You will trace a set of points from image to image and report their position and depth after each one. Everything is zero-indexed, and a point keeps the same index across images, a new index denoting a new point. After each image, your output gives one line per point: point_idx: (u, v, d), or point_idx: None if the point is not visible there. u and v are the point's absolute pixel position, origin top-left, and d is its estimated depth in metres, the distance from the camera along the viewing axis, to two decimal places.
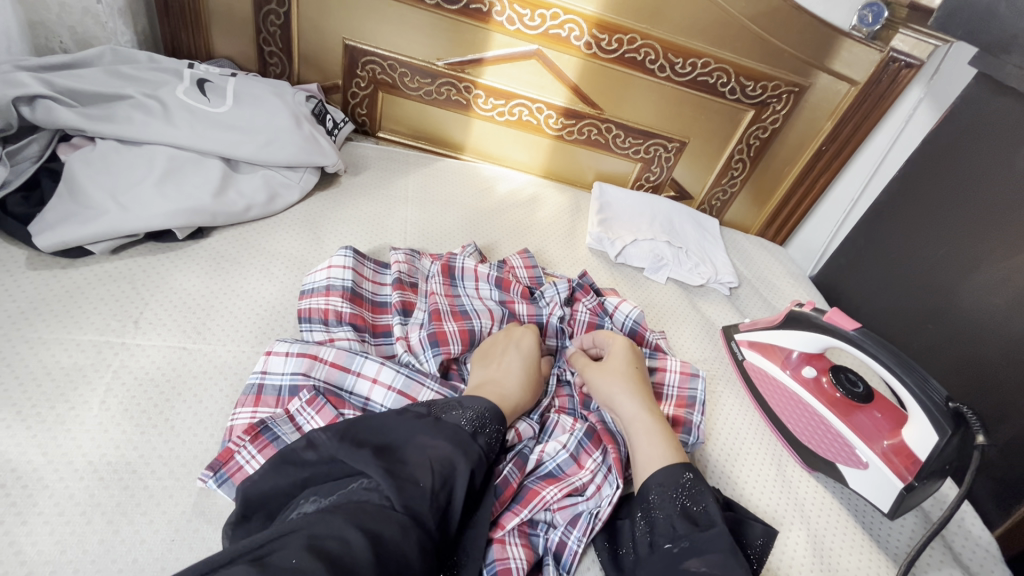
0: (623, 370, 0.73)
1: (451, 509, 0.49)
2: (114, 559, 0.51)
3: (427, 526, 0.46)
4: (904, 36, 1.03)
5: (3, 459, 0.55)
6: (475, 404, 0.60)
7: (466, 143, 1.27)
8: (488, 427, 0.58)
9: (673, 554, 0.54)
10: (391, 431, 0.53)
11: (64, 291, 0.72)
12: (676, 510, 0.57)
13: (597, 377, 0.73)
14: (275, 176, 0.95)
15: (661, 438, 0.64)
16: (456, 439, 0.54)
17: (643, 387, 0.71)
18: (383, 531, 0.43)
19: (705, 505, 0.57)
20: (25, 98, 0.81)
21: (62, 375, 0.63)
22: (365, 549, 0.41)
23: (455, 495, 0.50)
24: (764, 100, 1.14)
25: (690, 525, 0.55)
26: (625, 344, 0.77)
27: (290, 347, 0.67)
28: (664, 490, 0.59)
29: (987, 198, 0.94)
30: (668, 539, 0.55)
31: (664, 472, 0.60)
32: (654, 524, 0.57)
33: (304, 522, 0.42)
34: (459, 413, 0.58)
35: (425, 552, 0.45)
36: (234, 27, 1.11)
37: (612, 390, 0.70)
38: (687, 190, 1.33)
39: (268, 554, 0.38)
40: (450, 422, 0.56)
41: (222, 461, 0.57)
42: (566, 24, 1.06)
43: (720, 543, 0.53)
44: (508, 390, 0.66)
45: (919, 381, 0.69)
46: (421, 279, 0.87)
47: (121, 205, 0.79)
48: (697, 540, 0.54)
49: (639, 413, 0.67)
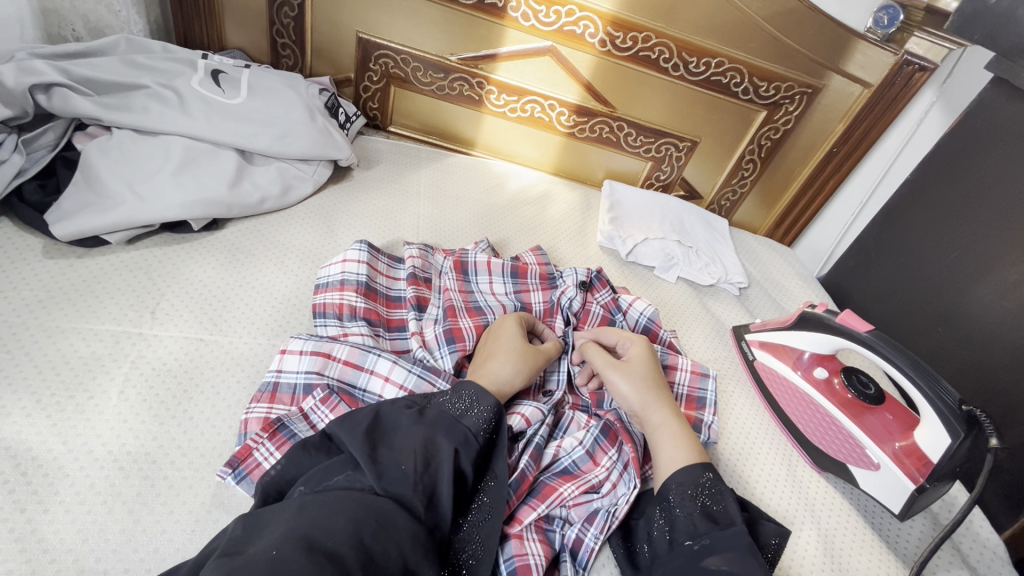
0: (646, 375, 0.71)
1: (438, 491, 0.49)
2: (135, 548, 0.51)
3: (414, 510, 0.46)
4: (919, 39, 1.03)
5: (24, 447, 0.55)
6: (461, 388, 0.59)
7: (477, 139, 1.27)
8: (477, 407, 0.57)
9: (693, 552, 0.54)
10: (382, 419, 0.53)
11: (81, 280, 0.72)
12: (696, 510, 0.57)
13: (624, 380, 0.70)
14: (289, 168, 0.95)
15: (687, 442, 0.64)
16: (439, 424, 0.54)
17: (664, 393, 0.70)
18: (365, 516, 0.43)
19: (725, 506, 0.58)
20: (42, 86, 0.81)
21: (81, 364, 0.63)
22: (346, 533, 0.41)
23: (440, 477, 0.49)
24: (778, 101, 1.14)
25: (710, 524, 0.56)
26: (646, 346, 0.75)
27: (304, 345, 0.65)
28: (683, 490, 0.59)
29: (1002, 203, 0.94)
30: (688, 536, 0.55)
31: (686, 471, 0.60)
32: (675, 523, 0.57)
33: (291, 510, 0.43)
34: (444, 400, 0.57)
35: (413, 535, 0.44)
36: (248, 19, 1.11)
37: (642, 398, 0.69)
38: (696, 189, 1.33)
39: (252, 549, 0.39)
40: (436, 408, 0.56)
41: (240, 458, 0.57)
42: (582, 21, 1.06)
43: (740, 542, 0.53)
44: (496, 367, 0.65)
45: (931, 382, 0.69)
46: (435, 274, 0.86)
47: (137, 194, 0.79)
48: (716, 538, 0.54)
49: (668, 420, 0.67)
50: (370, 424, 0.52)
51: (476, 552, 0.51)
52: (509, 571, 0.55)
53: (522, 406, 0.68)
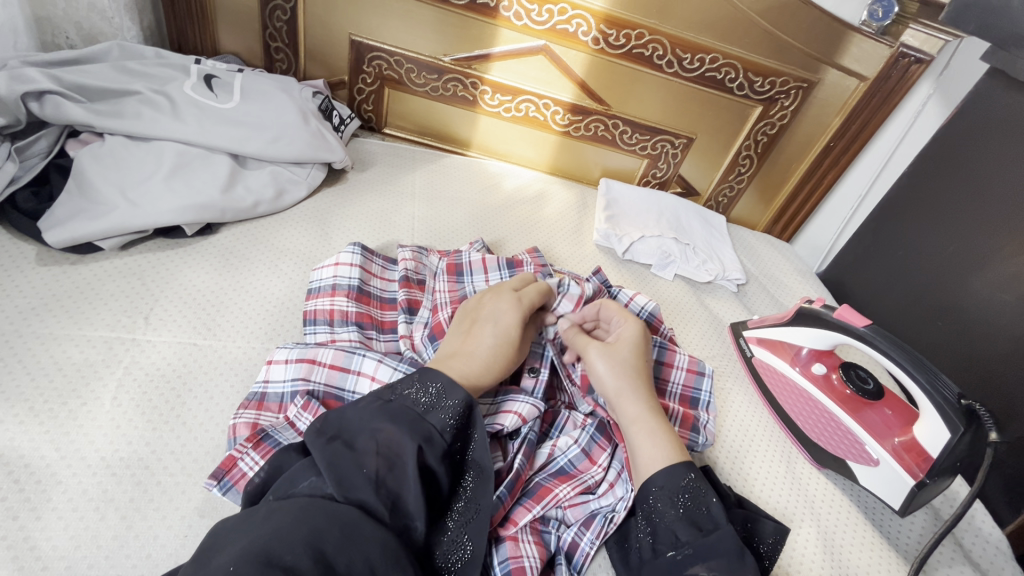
0: (627, 360, 0.69)
1: (405, 494, 0.48)
2: (128, 554, 0.51)
3: (378, 516, 0.46)
4: (913, 31, 1.02)
5: (16, 454, 0.55)
6: (427, 377, 0.57)
7: (472, 139, 1.27)
8: (444, 402, 0.55)
9: (676, 562, 0.53)
10: (347, 418, 0.52)
11: (75, 286, 0.72)
12: (675, 517, 0.56)
13: (602, 361, 0.69)
14: (283, 172, 0.95)
15: (665, 437, 0.62)
16: (403, 419, 0.52)
17: (644, 383, 0.68)
18: (324, 525, 0.42)
19: (709, 509, 0.57)
20: (34, 94, 0.81)
21: (74, 371, 0.63)
22: (306, 545, 0.41)
23: (406, 478, 0.49)
24: (773, 96, 1.14)
25: (693, 531, 0.55)
26: (637, 327, 0.72)
27: (289, 354, 0.66)
28: (665, 494, 0.57)
29: (1001, 194, 0.93)
30: (671, 546, 0.55)
31: (667, 474, 0.58)
32: (658, 532, 0.56)
33: (257, 519, 0.43)
34: (412, 391, 0.56)
35: (381, 541, 0.44)
36: (241, 23, 1.11)
37: (619, 388, 0.67)
38: (693, 186, 1.32)
39: (216, 562, 0.39)
40: (402, 402, 0.54)
41: (225, 469, 0.56)
42: (574, 19, 1.06)
43: (725, 548, 0.52)
44: (480, 371, 0.61)
45: (931, 377, 0.68)
46: (428, 276, 0.86)
47: (130, 200, 0.79)
48: (701, 547, 0.53)
49: (643, 412, 0.65)
50: (336, 427, 0.51)
51: (465, 552, 0.51)
52: (503, 573, 0.55)
53: (518, 403, 0.66)
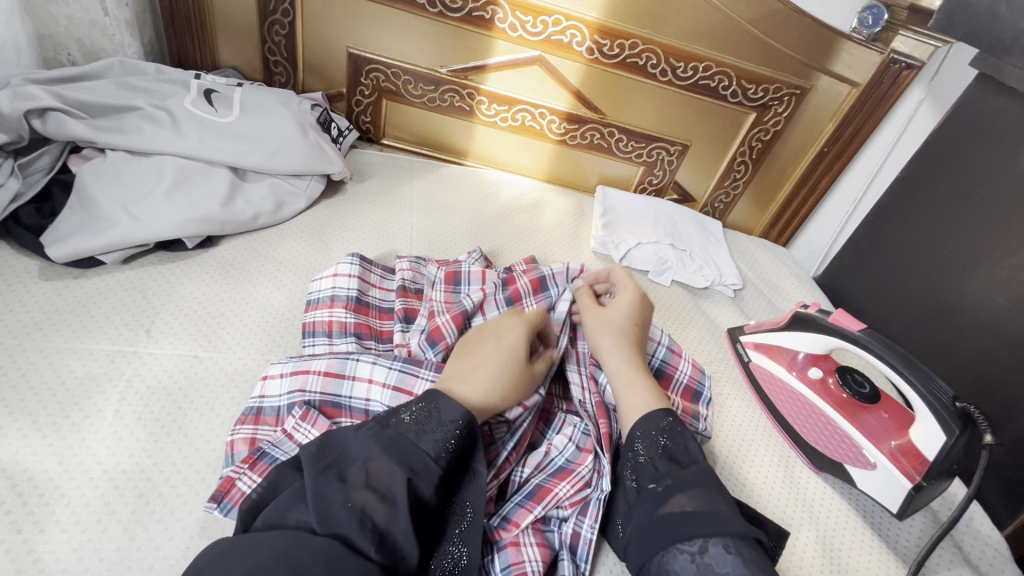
0: (619, 323, 0.72)
1: (394, 526, 0.48)
2: (130, 566, 0.52)
3: (362, 551, 0.45)
4: (903, 37, 1.03)
5: (20, 468, 0.56)
6: (426, 403, 0.56)
7: (470, 148, 1.28)
8: (439, 429, 0.54)
9: (657, 493, 0.56)
10: (341, 446, 0.52)
11: (77, 300, 0.73)
12: (657, 452, 0.59)
13: (595, 323, 0.73)
14: (283, 184, 0.96)
15: (643, 386, 0.66)
16: (393, 447, 0.52)
17: (632, 343, 0.71)
18: (305, 563, 0.43)
19: (687, 446, 0.60)
20: (36, 111, 0.82)
21: (76, 384, 0.64)
22: None
23: (395, 511, 0.48)
24: (766, 103, 1.15)
25: (671, 465, 0.58)
26: (637, 295, 0.74)
27: (284, 368, 0.67)
28: (647, 435, 0.61)
29: (994, 197, 0.94)
30: (652, 480, 0.57)
31: (646, 417, 0.62)
32: (640, 470, 0.59)
33: (242, 550, 0.43)
34: (410, 416, 0.55)
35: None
36: (240, 37, 1.12)
37: (606, 346, 0.71)
38: (689, 192, 1.33)
39: None
40: (398, 429, 0.53)
41: (224, 491, 0.56)
42: (568, 30, 1.07)
43: (701, 479, 0.56)
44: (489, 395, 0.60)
45: (924, 381, 0.69)
46: (426, 285, 0.87)
47: (132, 215, 0.80)
48: (679, 478, 0.56)
49: (622, 367, 0.68)
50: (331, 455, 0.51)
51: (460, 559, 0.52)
52: None
53: None
